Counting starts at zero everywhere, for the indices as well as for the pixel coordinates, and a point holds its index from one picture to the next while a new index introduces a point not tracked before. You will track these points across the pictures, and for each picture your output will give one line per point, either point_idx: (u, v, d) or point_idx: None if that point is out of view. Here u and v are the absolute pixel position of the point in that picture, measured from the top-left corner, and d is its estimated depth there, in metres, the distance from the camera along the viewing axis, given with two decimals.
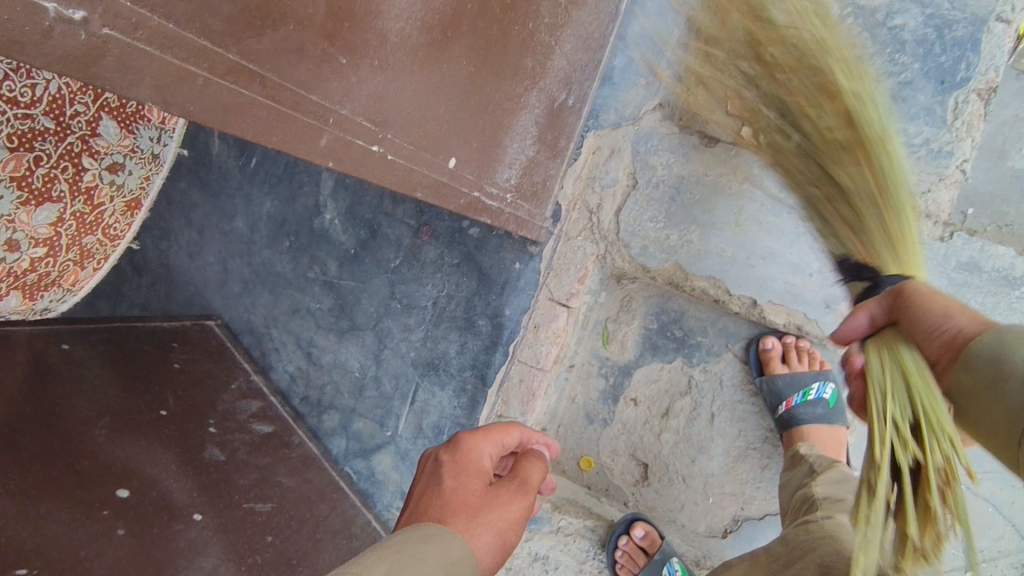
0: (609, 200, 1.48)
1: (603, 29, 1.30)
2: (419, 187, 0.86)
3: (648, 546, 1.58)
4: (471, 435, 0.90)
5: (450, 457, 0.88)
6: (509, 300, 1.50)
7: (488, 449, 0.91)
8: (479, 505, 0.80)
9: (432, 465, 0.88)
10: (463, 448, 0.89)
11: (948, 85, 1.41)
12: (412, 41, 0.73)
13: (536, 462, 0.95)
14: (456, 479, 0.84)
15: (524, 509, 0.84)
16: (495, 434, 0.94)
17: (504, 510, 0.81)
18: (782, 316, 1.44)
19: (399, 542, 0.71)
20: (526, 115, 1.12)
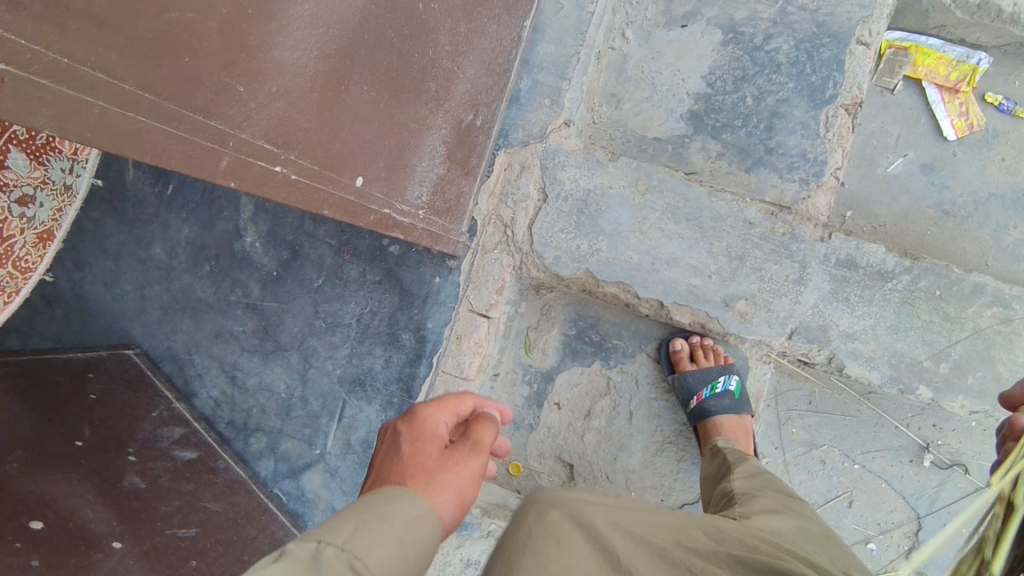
0: (521, 214, 1.55)
1: (506, 55, 1.40)
2: (326, 205, 0.92)
3: None
4: (426, 406, 0.95)
5: (408, 428, 0.93)
6: (430, 314, 1.55)
7: (443, 416, 0.96)
8: (440, 467, 0.87)
9: (390, 436, 0.93)
10: (420, 418, 0.94)
11: (819, 101, 1.58)
12: (310, 70, 0.79)
13: (490, 423, 0.98)
14: (413, 446, 0.90)
15: (483, 463, 0.91)
16: (453, 401, 0.98)
17: (459, 470, 0.88)
18: (686, 315, 1.56)
19: (360, 509, 0.79)
20: (433, 136, 1.19)
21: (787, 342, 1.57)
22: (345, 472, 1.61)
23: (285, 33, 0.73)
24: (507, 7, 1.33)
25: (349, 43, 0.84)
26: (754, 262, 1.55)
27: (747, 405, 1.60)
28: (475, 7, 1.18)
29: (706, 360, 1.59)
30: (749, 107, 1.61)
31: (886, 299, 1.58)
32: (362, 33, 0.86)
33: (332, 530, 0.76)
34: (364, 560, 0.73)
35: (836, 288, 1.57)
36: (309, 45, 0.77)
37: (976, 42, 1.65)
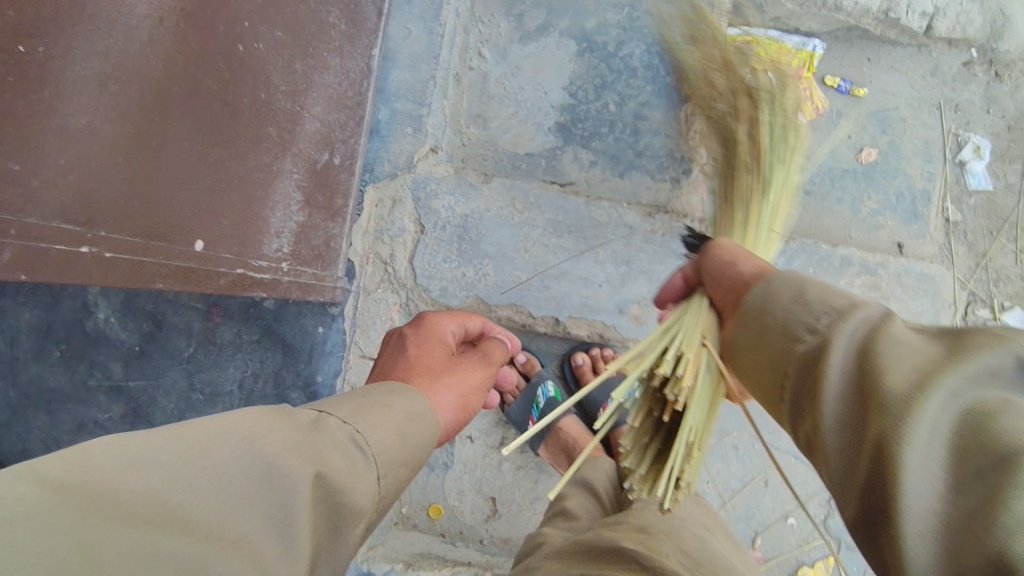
0: (400, 249, 1.48)
1: (357, 88, 1.34)
2: (158, 278, 0.83)
3: None
4: (433, 318, 1.22)
5: (415, 333, 1.18)
6: (319, 365, 1.47)
7: (450, 328, 1.23)
8: (447, 368, 1.12)
9: (398, 339, 1.16)
10: (428, 331, 1.18)
11: (677, 101, 1.63)
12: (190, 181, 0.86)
13: (496, 345, 1.30)
14: (420, 350, 1.14)
15: (479, 376, 1.16)
16: (455, 319, 1.25)
17: (465, 376, 1.13)
18: (584, 328, 1.55)
19: (369, 395, 0.85)
20: (283, 183, 1.10)
21: None
22: None
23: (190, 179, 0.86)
24: (350, 39, 1.28)
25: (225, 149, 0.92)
26: (641, 264, 1.55)
27: None
28: (310, 41, 1.11)
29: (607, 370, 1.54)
30: (612, 112, 1.63)
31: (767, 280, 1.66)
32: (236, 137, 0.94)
33: (334, 406, 0.79)
34: (365, 434, 0.76)
35: None
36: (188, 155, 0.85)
37: (809, 29, 1.75)
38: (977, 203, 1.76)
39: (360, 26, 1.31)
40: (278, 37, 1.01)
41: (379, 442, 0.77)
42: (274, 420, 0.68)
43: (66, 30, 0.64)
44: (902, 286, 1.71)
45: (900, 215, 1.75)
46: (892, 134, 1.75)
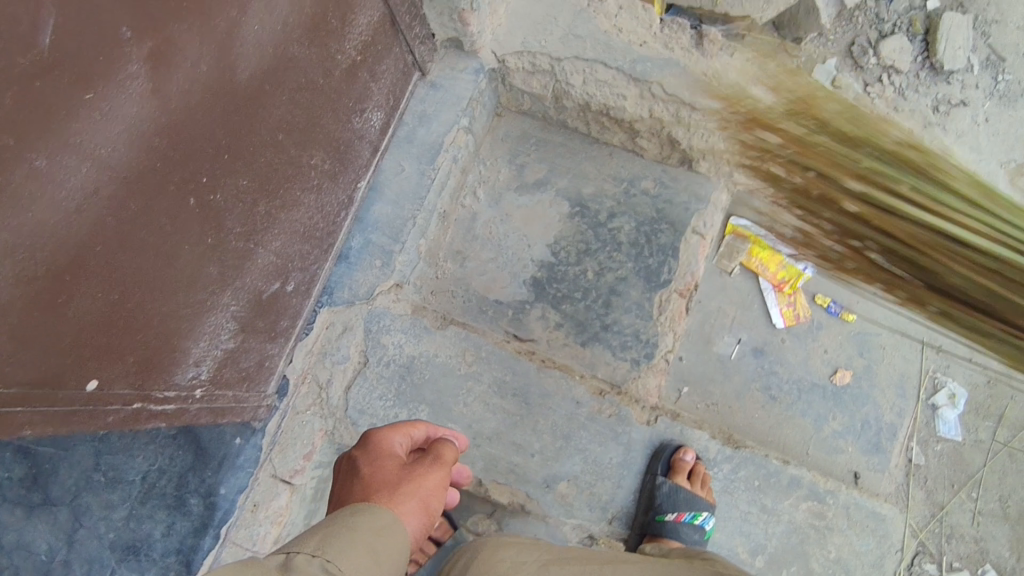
0: (339, 376, 1.47)
1: (331, 219, 1.35)
2: (27, 425, 0.80)
3: None
4: (380, 430, 1.05)
5: (365, 452, 1.03)
6: (225, 477, 1.40)
7: (398, 438, 1.05)
8: (403, 477, 0.96)
9: (347, 464, 1.02)
10: (378, 440, 1.03)
11: (655, 284, 1.61)
12: (100, 326, 0.86)
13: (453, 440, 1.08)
14: (373, 466, 0.99)
15: (444, 474, 1.00)
16: (403, 423, 1.08)
17: (422, 479, 0.97)
18: (505, 495, 1.48)
19: (329, 521, 0.84)
20: (215, 316, 1.09)
21: (606, 528, 1.50)
22: None
23: (102, 322, 0.86)
24: (332, 175, 1.29)
25: (153, 290, 0.92)
26: (578, 443, 1.50)
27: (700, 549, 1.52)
28: (281, 184, 1.13)
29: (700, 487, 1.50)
30: (588, 280, 1.62)
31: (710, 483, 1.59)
32: (169, 279, 0.95)
33: (301, 540, 0.81)
34: (336, 562, 0.78)
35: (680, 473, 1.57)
36: (103, 305, 0.85)
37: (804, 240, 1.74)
38: (943, 450, 1.70)
39: (348, 163, 1.33)
40: (243, 185, 1.03)
41: (352, 566, 0.79)
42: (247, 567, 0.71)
43: None
44: (849, 521, 1.61)
45: (863, 445, 1.68)
46: (870, 359, 1.70)
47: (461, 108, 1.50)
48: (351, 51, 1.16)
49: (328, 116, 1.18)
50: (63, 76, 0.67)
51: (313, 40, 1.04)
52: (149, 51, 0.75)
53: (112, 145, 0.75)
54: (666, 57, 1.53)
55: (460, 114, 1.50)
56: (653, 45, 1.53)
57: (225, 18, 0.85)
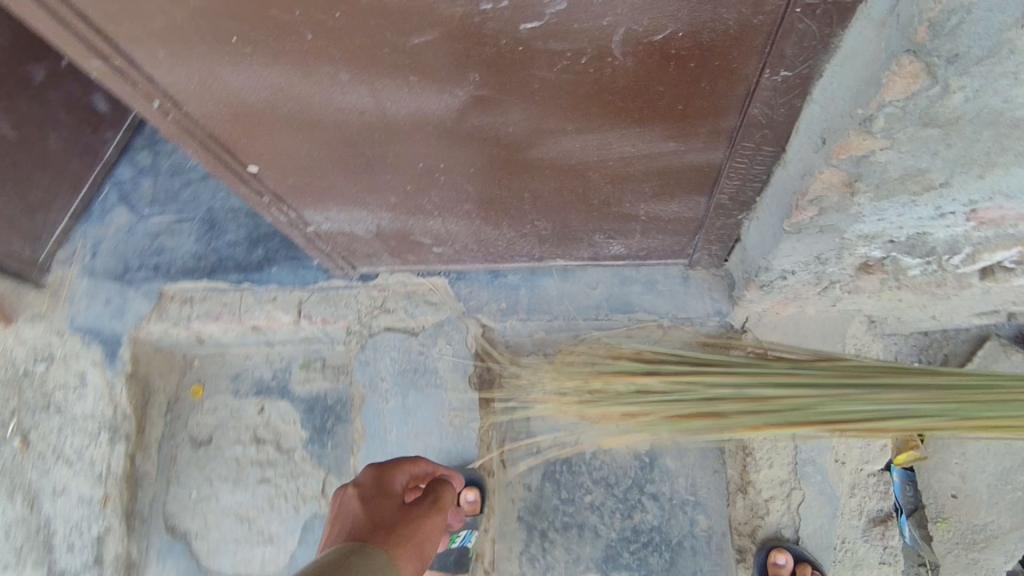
0: (396, 316, 1.59)
1: (512, 253, 1.45)
2: (192, 149, 1.01)
3: (114, 520, 1.66)
4: (379, 470, 1.15)
5: (371, 487, 1.12)
6: (282, 264, 1.65)
7: (399, 477, 1.16)
8: (401, 516, 1.04)
9: (349, 497, 1.10)
10: (380, 480, 1.13)
11: (604, 567, 1.56)
12: (289, 155, 1.03)
13: (445, 484, 1.17)
14: (375, 502, 1.07)
15: (438, 520, 1.08)
16: (399, 463, 1.19)
17: (423, 519, 1.04)
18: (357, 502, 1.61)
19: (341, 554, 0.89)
20: (366, 214, 1.25)
21: None
22: (133, 242, 1.72)
23: (292, 155, 1.03)
24: (542, 239, 1.36)
25: (343, 172, 1.08)
26: None
27: None
28: (495, 211, 1.23)
29: None
30: (581, 498, 1.60)
31: None
32: (359, 177, 1.10)
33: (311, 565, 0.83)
34: None
35: None
36: (301, 150, 1.02)
37: None
38: None
39: (563, 245, 1.39)
40: (467, 189, 1.14)
41: None
42: None
43: (277, 61, 0.81)
44: None
45: None
46: None
47: (679, 316, 1.46)
48: (641, 212, 1.19)
49: (579, 218, 1.25)
50: (405, 60, 0.80)
51: (617, 183, 1.09)
52: (479, 93, 0.85)
53: (397, 106, 0.89)
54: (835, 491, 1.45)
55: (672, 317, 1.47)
56: (844, 473, 1.46)
57: (558, 126, 0.92)
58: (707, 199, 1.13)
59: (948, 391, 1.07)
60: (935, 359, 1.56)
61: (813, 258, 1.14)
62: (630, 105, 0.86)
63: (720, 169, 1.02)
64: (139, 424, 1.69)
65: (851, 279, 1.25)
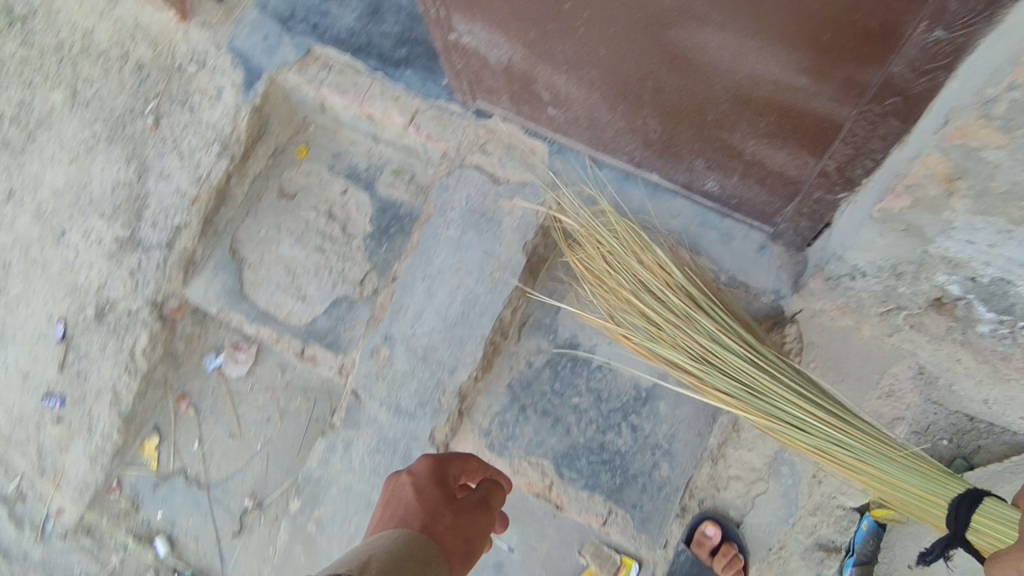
0: (491, 160, 1.67)
1: (614, 146, 1.47)
2: None
3: (196, 220, 1.90)
4: (433, 462, 1.32)
5: (427, 479, 1.27)
6: (417, 71, 1.76)
7: (455, 465, 1.35)
8: (451, 509, 1.20)
9: (404, 484, 1.26)
10: (434, 474, 1.29)
11: (560, 460, 1.67)
12: None
13: (496, 487, 1.34)
14: (423, 492, 1.24)
15: (487, 521, 1.24)
16: (456, 458, 1.37)
17: (473, 519, 1.21)
18: (385, 302, 1.75)
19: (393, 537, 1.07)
20: (502, 41, 1.30)
21: (354, 388, 1.77)
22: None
23: None
24: (648, 142, 1.37)
25: None
26: (422, 369, 1.71)
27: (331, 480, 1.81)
28: (615, 89, 1.24)
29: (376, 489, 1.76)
30: (571, 396, 1.68)
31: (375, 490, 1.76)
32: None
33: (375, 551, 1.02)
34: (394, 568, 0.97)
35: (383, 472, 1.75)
36: None
37: None
38: None
39: (665, 158, 1.40)
40: (598, 52, 1.16)
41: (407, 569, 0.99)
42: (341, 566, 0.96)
43: None
44: None
45: None
46: None
47: (740, 278, 1.47)
48: (748, 150, 1.18)
49: (688, 133, 1.25)
50: None
51: (737, 104, 1.08)
52: None
53: None
54: (801, 490, 1.50)
55: (734, 276, 1.48)
56: (812, 489, 1.46)
57: (704, 11, 0.92)
58: (816, 163, 1.11)
59: (884, 442, 1.26)
60: (966, 445, 1.55)
61: (890, 264, 1.10)
62: (779, 15, 0.86)
63: (841, 129, 1.00)
64: (245, 153, 1.90)
65: (920, 312, 1.23)
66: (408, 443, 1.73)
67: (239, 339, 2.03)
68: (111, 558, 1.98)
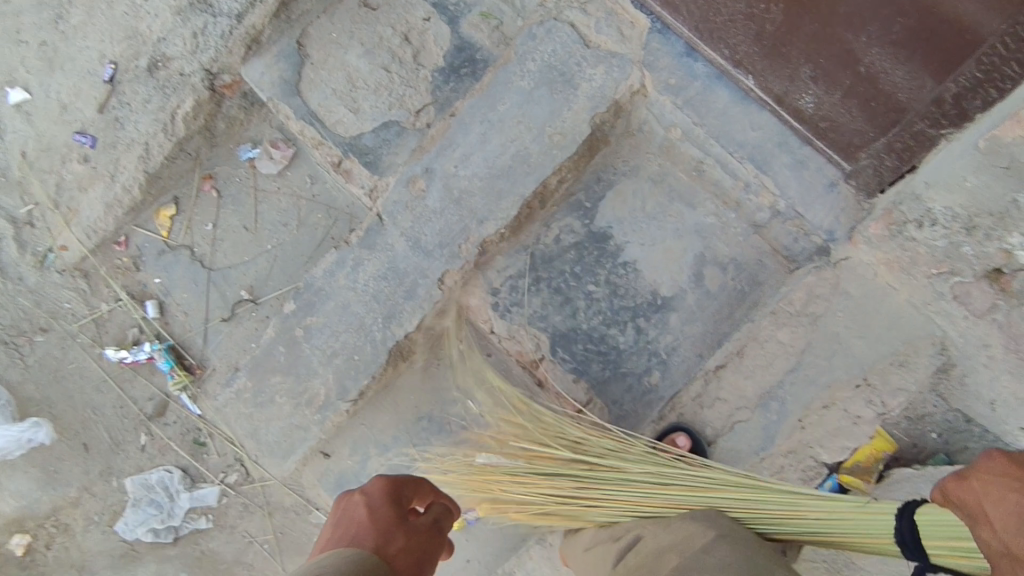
0: (588, 21, 1.58)
1: (725, 41, 1.45)
2: None
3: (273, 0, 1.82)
4: (381, 483, 1.24)
5: (372, 500, 1.20)
6: None
7: (406, 487, 1.28)
8: (405, 536, 1.14)
9: (356, 502, 1.20)
10: (386, 495, 1.22)
11: (557, 339, 1.68)
12: None
13: (446, 508, 1.30)
14: (372, 510, 1.17)
15: (439, 546, 1.21)
16: (408, 478, 1.29)
17: (427, 551, 1.15)
18: (436, 136, 1.70)
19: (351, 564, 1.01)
20: None
21: (381, 212, 1.74)
22: None
23: None
24: (762, 40, 1.40)
25: None
26: (453, 212, 1.69)
27: (331, 294, 1.80)
28: None
29: (374, 315, 1.76)
30: (589, 282, 1.68)
31: (372, 315, 1.77)
32: None
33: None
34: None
35: (386, 300, 1.75)
36: None
37: None
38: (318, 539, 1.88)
39: (770, 61, 1.40)
40: None
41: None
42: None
43: None
44: (305, 425, 1.81)
45: (359, 469, 1.86)
46: None
47: (797, 209, 1.44)
48: (866, 61, 1.28)
49: (820, 28, 1.31)
50: None
51: (874, 16, 1.24)
52: None
53: None
54: (775, 434, 1.47)
55: (792, 206, 1.45)
56: (791, 431, 1.47)
57: None
58: (932, 88, 1.24)
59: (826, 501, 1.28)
60: (954, 443, 1.55)
61: (968, 214, 1.15)
62: None
63: (960, 59, 1.19)
64: None
65: (971, 281, 1.22)
66: (416, 278, 1.72)
67: (279, 138, 2.00)
68: (100, 307, 1.97)
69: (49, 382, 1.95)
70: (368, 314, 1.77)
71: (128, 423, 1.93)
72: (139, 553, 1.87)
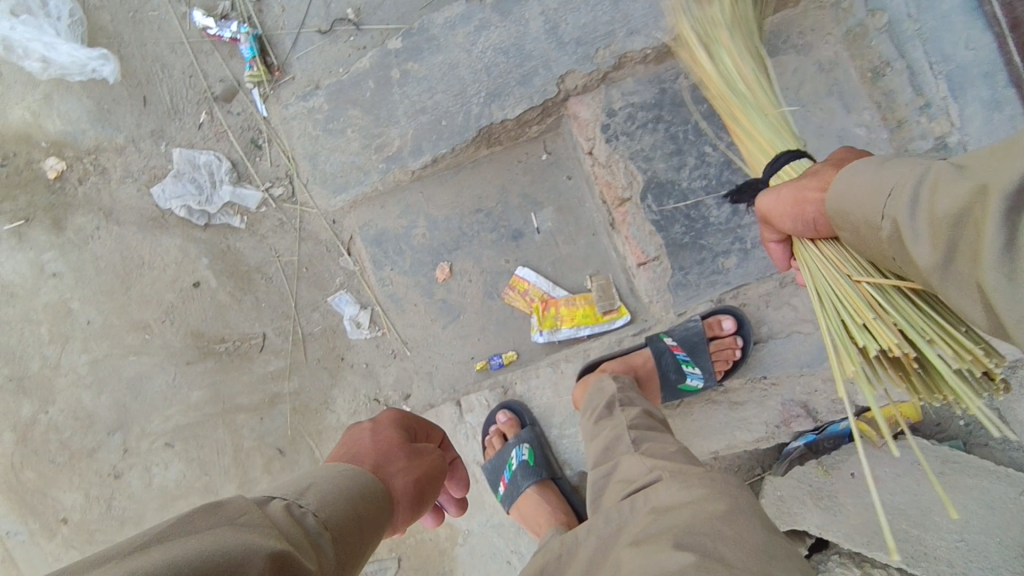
0: None
1: None
2: None
3: None
4: (392, 413, 1.22)
5: (381, 423, 1.17)
6: None
7: (420, 419, 1.26)
8: (413, 456, 1.10)
9: (363, 429, 1.15)
10: (398, 423, 1.19)
11: (652, 184, 1.59)
12: None
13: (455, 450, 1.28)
14: (378, 435, 1.13)
15: (435, 483, 1.11)
16: (417, 418, 1.25)
17: (434, 473, 1.11)
18: None
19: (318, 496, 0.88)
20: None
21: None
22: None
23: None
24: None
25: None
26: (607, 13, 1.55)
27: (442, 47, 1.66)
28: None
29: (479, 88, 1.64)
30: (708, 142, 1.56)
31: (476, 87, 1.64)
32: None
33: (203, 518, 0.74)
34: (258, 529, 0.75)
35: (496, 77, 1.63)
36: None
37: (572, 342, 1.75)
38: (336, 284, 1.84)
39: None
40: None
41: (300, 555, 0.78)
42: (188, 534, 0.71)
43: None
44: (367, 168, 1.74)
45: (401, 233, 1.82)
46: (444, 301, 1.80)
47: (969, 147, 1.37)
48: None
49: None
50: None
51: None
52: None
53: None
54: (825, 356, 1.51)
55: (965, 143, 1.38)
56: None
57: None
58: None
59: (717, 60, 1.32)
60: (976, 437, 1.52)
61: None
62: None
63: None
64: None
65: None
66: (538, 66, 1.60)
67: None
68: None
69: (125, 21, 1.84)
70: (472, 84, 1.65)
71: (191, 97, 1.84)
72: (168, 223, 1.85)
